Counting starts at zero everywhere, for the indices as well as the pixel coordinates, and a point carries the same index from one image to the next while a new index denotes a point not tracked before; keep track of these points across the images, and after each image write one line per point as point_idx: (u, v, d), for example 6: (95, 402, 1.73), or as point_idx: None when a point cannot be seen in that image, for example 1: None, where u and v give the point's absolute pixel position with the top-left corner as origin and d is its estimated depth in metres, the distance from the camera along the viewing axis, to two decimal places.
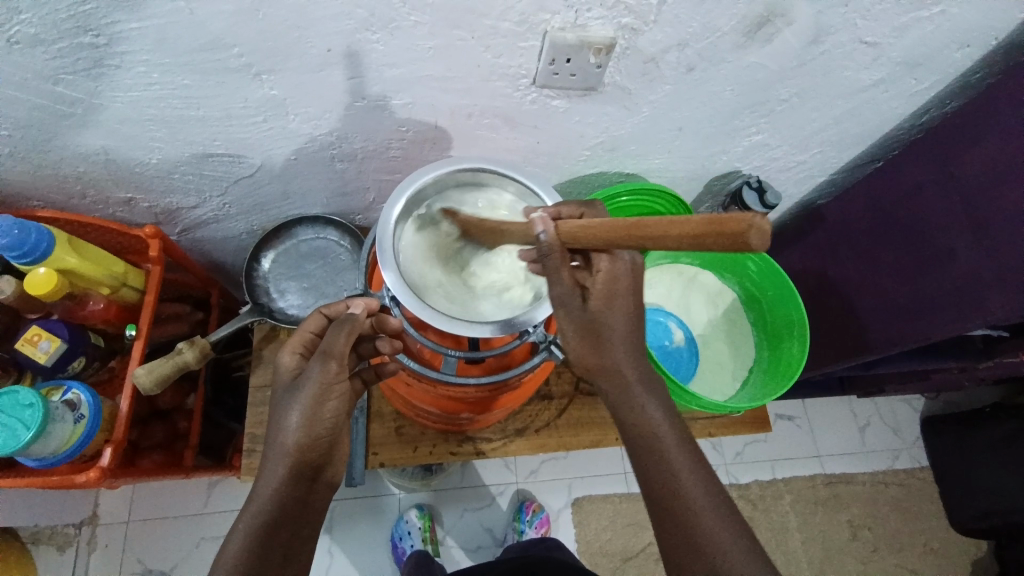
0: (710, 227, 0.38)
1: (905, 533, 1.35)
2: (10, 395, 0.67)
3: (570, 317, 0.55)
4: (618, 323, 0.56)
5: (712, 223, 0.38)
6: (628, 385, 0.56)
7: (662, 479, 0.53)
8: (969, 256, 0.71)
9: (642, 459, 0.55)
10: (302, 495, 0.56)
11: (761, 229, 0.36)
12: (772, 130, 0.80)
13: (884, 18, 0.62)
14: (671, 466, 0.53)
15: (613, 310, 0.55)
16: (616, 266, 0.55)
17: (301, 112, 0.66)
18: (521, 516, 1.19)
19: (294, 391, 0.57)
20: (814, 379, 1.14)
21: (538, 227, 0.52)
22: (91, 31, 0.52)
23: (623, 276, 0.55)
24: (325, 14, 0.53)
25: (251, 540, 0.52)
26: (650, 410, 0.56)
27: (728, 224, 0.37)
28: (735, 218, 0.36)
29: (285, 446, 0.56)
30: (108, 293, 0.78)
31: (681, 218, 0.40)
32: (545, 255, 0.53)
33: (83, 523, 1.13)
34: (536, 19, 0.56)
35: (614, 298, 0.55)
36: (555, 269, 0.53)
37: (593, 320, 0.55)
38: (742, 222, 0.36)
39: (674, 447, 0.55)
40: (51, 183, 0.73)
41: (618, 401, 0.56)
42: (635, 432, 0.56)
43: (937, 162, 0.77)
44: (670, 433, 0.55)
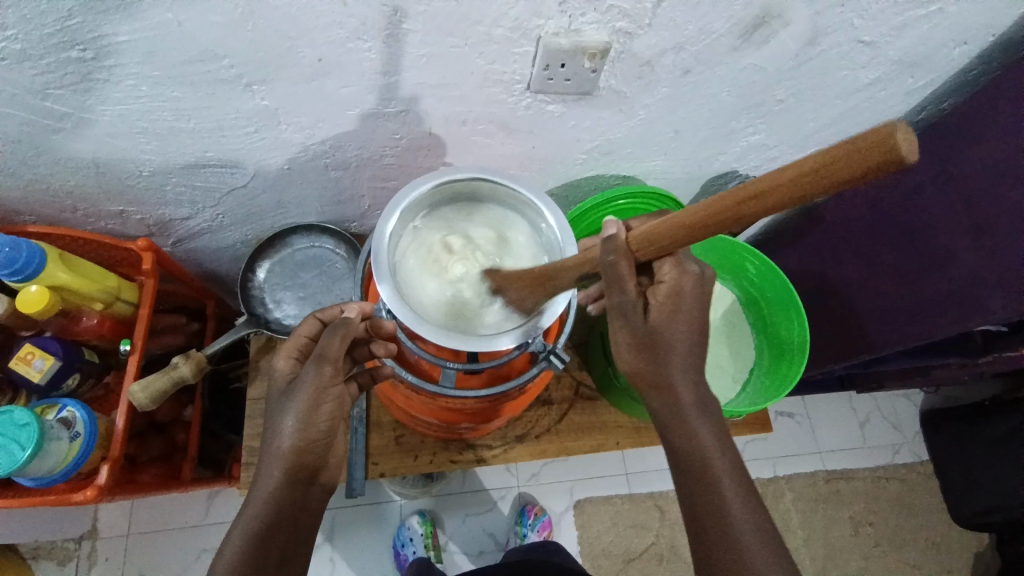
0: (833, 161, 0.34)
1: (907, 528, 1.35)
2: (5, 414, 0.67)
3: (629, 328, 0.53)
4: (677, 338, 0.54)
5: (836, 149, 0.34)
6: (680, 405, 0.54)
7: (709, 507, 0.52)
8: (969, 257, 0.71)
9: (689, 483, 0.54)
10: (298, 498, 0.56)
11: (905, 135, 0.32)
12: (769, 131, 0.79)
13: (881, 17, 0.61)
14: (719, 495, 0.52)
15: (674, 323, 0.54)
16: (684, 279, 0.54)
17: (294, 122, 0.65)
18: (523, 521, 1.19)
19: (288, 395, 0.57)
20: (815, 378, 1.13)
21: (610, 230, 0.51)
22: (78, 45, 0.51)
23: (688, 290, 0.54)
24: (317, 23, 0.52)
25: (247, 544, 0.52)
26: (699, 432, 0.54)
27: (859, 145, 0.33)
28: (870, 134, 0.33)
29: (280, 449, 0.56)
30: (102, 308, 0.77)
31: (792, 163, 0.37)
32: (607, 261, 0.50)
33: (83, 537, 1.13)
34: (530, 25, 0.55)
35: (676, 311, 0.53)
36: (617, 278, 0.51)
37: (651, 333, 0.53)
38: (881, 135, 0.32)
39: (725, 474, 0.53)
40: (42, 197, 0.72)
41: (667, 422, 0.55)
42: (686, 457, 0.54)
43: (936, 162, 0.76)
44: (720, 458, 0.53)
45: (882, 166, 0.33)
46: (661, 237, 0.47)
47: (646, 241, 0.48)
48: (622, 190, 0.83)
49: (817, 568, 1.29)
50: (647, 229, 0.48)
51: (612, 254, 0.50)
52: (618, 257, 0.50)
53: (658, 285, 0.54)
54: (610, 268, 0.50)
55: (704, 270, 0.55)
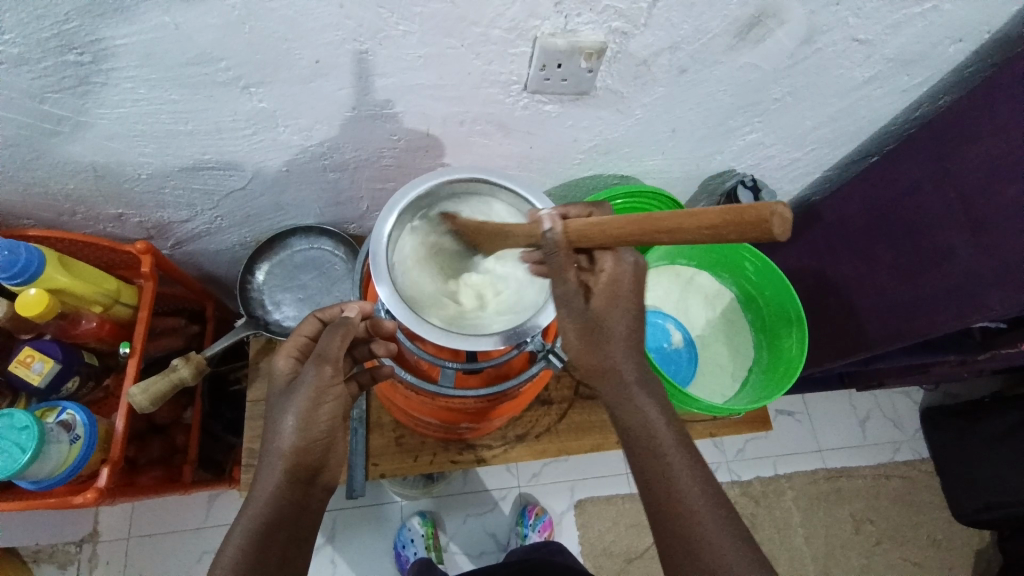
0: (729, 216, 0.39)
1: (908, 526, 1.35)
2: (5, 418, 0.67)
3: (572, 316, 0.53)
4: (619, 325, 0.54)
5: (732, 211, 0.39)
6: (626, 387, 0.54)
7: (663, 486, 0.52)
8: (968, 254, 0.71)
9: (641, 463, 0.53)
10: (298, 498, 0.56)
11: (782, 218, 0.37)
12: (766, 130, 0.80)
13: (877, 15, 0.61)
14: (672, 474, 0.52)
15: (615, 312, 0.53)
16: (623, 269, 0.53)
17: (292, 124, 0.65)
18: (524, 521, 1.19)
19: (289, 395, 0.57)
20: (814, 375, 1.13)
21: (546, 223, 0.52)
22: (76, 49, 0.51)
23: (627, 280, 0.53)
24: (314, 25, 0.52)
25: (248, 543, 0.52)
26: (646, 409, 0.54)
27: (749, 213, 0.38)
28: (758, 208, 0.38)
29: (281, 448, 0.56)
30: (101, 310, 0.77)
31: (698, 210, 0.41)
32: (550, 253, 0.52)
33: (84, 540, 1.13)
34: (527, 25, 0.55)
35: (617, 300, 0.53)
36: (560, 267, 0.52)
37: (593, 320, 0.53)
38: (765, 212, 0.37)
39: (675, 451, 0.53)
40: (40, 201, 0.72)
41: (615, 403, 0.54)
42: (636, 437, 0.54)
43: (934, 159, 0.77)
44: (669, 436, 0.53)
45: (760, 236, 0.38)
46: (589, 236, 0.49)
47: (581, 236, 0.50)
48: (620, 189, 0.84)
49: (819, 566, 1.30)
50: (581, 223, 0.50)
51: (552, 245, 0.51)
52: (557, 248, 0.51)
53: (598, 275, 0.53)
54: (552, 257, 0.52)
55: (642, 258, 0.54)
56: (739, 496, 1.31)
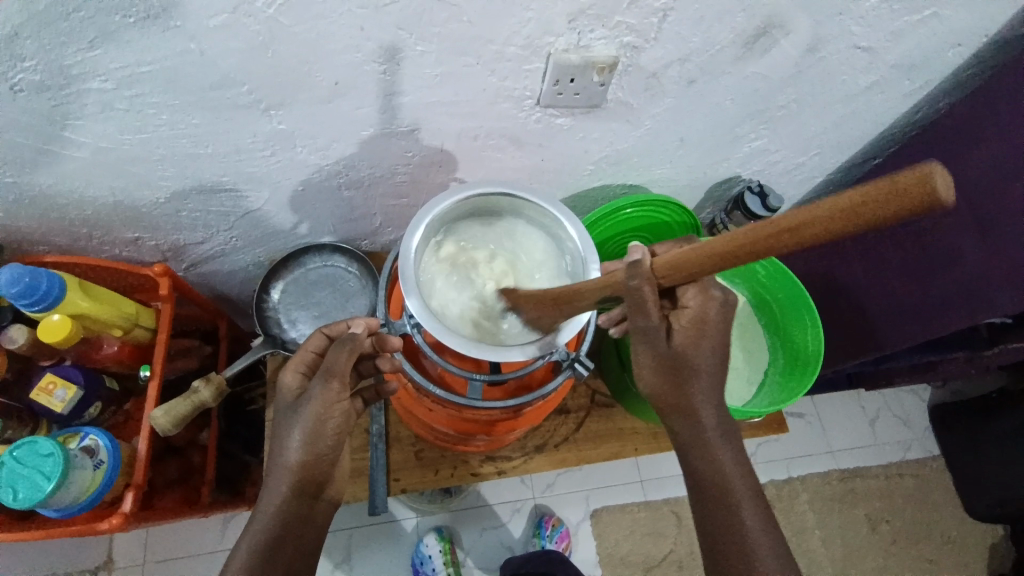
0: (877, 192, 0.33)
1: (922, 525, 1.35)
2: (28, 445, 0.66)
3: (653, 351, 0.55)
4: (703, 363, 0.56)
5: (880, 185, 0.33)
6: (702, 429, 0.57)
7: (724, 527, 0.55)
8: (975, 259, 0.72)
9: (707, 502, 0.56)
10: (304, 513, 0.57)
11: (944, 180, 0.32)
12: (771, 136, 0.81)
13: (878, 23, 0.63)
14: (737, 516, 0.55)
15: (699, 350, 0.55)
16: (708, 306, 0.56)
17: (309, 144, 0.66)
18: (541, 532, 1.18)
19: (295, 410, 0.58)
20: (825, 376, 1.14)
21: (635, 254, 0.50)
22: (100, 76, 0.52)
23: (711, 317, 0.56)
24: (335, 48, 0.53)
25: (254, 556, 0.53)
26: (722, 458, 0.57)
27: (902, 183, 0.33)
28: (906, 176, 0.33)
29: (287, 464, 0.57)
30: (121, 334, 0.77)
31: (833, 196, 0.36)
32: (631, 294, 0.50)
33: (98, 567, 1.11)
34: (541, 42, 0.57)
35: (701, 338, 0.55)
36: (639, 305, 0.51)
37: (676, 357, 0.55)
38: (922, 176, 0.32)
39: (745, 497, 0.56)
40: (58, 227, 0.73)
41: (689, 445, 0.57)
42: (704, 479, 0.57)
43: (940, 163, 0.78)
44: (741, 484, 0.56)
45: (923, 205, 0.32)
46: (687, 264, 0.45)
47: (672, 268, 0.47)
48: (630, 199, 0.85)
49: (837, 568, 1.29)
50: (673, 253, 0.47)
51: (638, 278, 0.49)
52: (641, 282, 0.49)
53: (682, 310, 0.56)
54: (636, 295, 0.50)
55: (729, 297, 0.57)
56: None
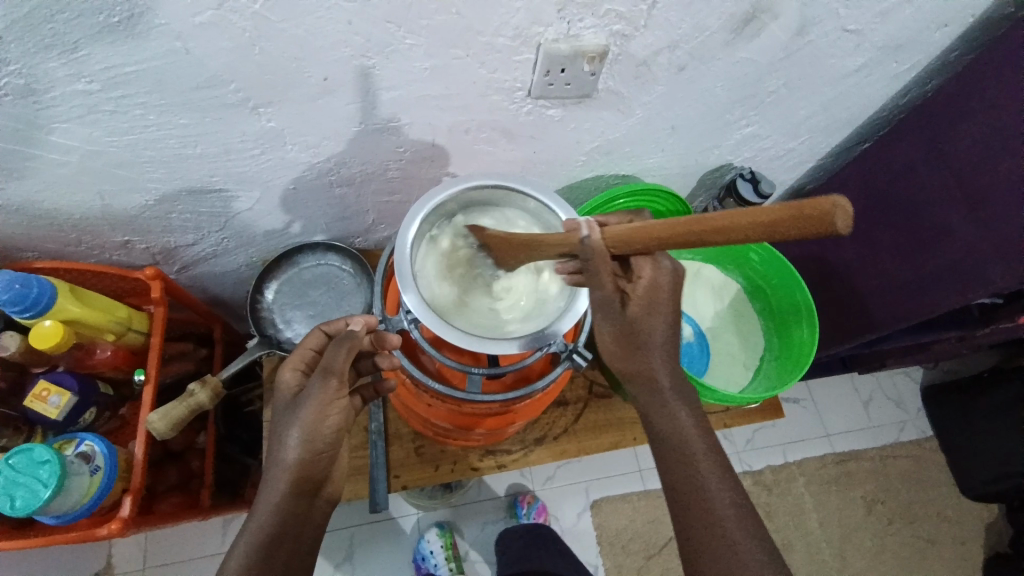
0: (792, 209, 0.42)
1: (917, 504, 1.37)
2: (24, 453, 0.66)
3: (608, 321, 0.55)
4: (657, 330, 0.56)
5: (794, 205, 0.42)
6: (660, 393, 0.57)
7: (688, 488, 0.54)
8: (966, 230, 0.73)
9: (669, 465, 0.56)
10: (301, 511, 0.56)
11: (844, 212, 0.41)
12: (762, 122, 0.81)
13: (866, 7, 0.64)
14: (699, 476, 0.54)
15: (653, 318, 0.56)
16: (660, 274, 0.56)
17: (300, 141, 0.66)
18: (517, 511, 1.20)
19: (294, 409, 0.57)
20: (819, 361, 1.15)
21: (582, 231, 0.52)
22: (84, 77, 0.51)
23: (664, 286, 0.56)
24: (323, 44, 0.53)
25: (253, 555, 0.53)
26: (682, 421, 0.56)
27: (810, 206, 0.41)
28: (817, 201, 0.41)
29: (285, 462, 0.56)
30: (114, 339, 0.76)
31: (756, 207, 0.44)
32: (586, 260, 0.52)
33: (97, 575, 1.11)
34: (531, 32, 0.56)
35: (655, 306, 0.56)
36: (596, 272, 0.52)
37: (631, 325, 0.55)
38: (828, 205, 0.41)
39: (704, 457, 0.55)
40: (47, 232, 0.72)
41: (648, 407, 0.57)
42: (665, 442, 0.56)
43: (927, 143, 0.79)
44: (701, 445, 0.56)
45: (820, 230, 0.42)
46: (631, 240, 0.50)
47: (620, 240, 0.51)
48: (623, 189, 0.84)
49: (835, 550, 1.31)
50: (622, 228, 0.51)
51: (591, 254, 0.52)
52: (593, 255, 0.52)
53: (636, 282, 0.56)
54: (590, 265, 0.52)
55: (680, 265, 0.57)
56: (752, 486, 1.32)
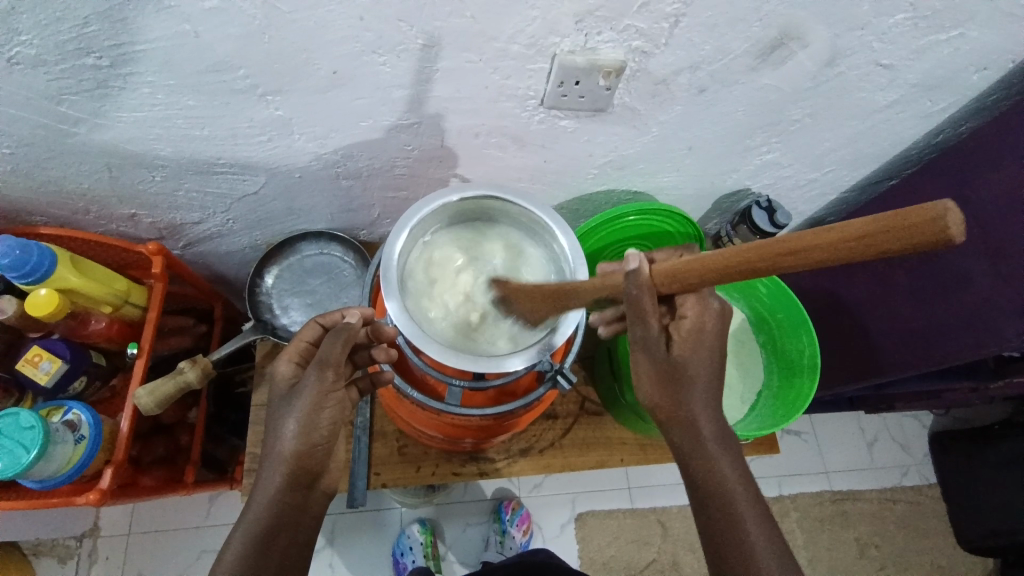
0: (887, 222, 0.36)
1: (913, 551, 1.33)
2: (10, 417, 0.67)
3: (651, 360, 0.54)
4: (700, 370, 0.55)
5: (891, 218, 0.36)
6: (701, 439, 0.55)
7: (729, 536, 0.52)
8: (984, 282, 0.70)
9: (709, 512, 0.53)
10: (298, 503, 0.56)
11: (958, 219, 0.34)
12: (783, 149, 0.79)
13: (902, 41, 0.61)
14: (739, 525, 0.52)
15: (697, 358, 0.55)
16: (705, 315, 0.56)
17: (307, 132, 0.65)
18: (502, 517, 1.19)
19: (290, 400, 0.57)
20: (824, 398, 1.12)
21: (632, 263, 0.51)
22: (93, 53, 0.51)
23: (709, 328, 0.56)
24: (333, 38, 0.52)
25: (247, 546, 0.52)
26: (722, 467, 0.54)
27: (914, 215, 0.35)
28: (920, 208, 0.34)
29: (282, 453, 0.55)
30: (110, 311, 0.77)
31: (837, 224, 0.38)
32: (632, 298, 0.51)
33: (84, 535, 1.13)
34: (546, 42, 0.55)
35: (699, 346, 0.55)
36: (641, 313, 0.51)
37: (676, 365, 0.55)
38: (935, 213, 0.34)
39: (745, 502, 0.53)
40: (55, 200, 0.73)
41: (687, 452, 0.55)
42: (703, 487, 0.54)
43: (952, 186, 0.76)
44: (741, 488, 0.54)
45: (928, 242, 0.34)
46: (689, 273, 0.47)
47: (670, 276, 0.49)
48: (633, 206, 0.82)
49: None
50: (674, 263, 0.49)
51: (641, 292, 0.50)
52: (642, 292, 0.50)
53: (681, 320, 0.55)
54: (633, 303, 0.51)
55: (725, 304, 0.57)
56: None
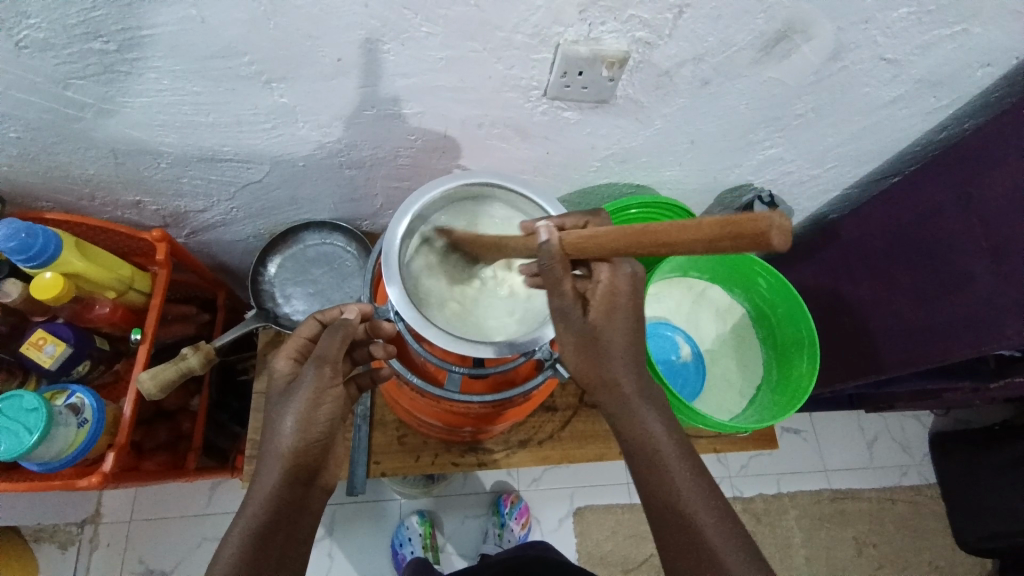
0: (727, 228, 0.38)
1: (910, 551, 1.33)
2: (14, 398, 0.68)
3: (570, 329, 0.54)
4: (617, 336, 0.55)
5: (728, 225, 0.37)
6: (627, 401, 0.55)
7: (661, 494, 0.53)
8: (988, 281, 0.69)
9: (642, 472, 0.55)
10: (296, 499, 0.56)
11: (783, 230, 0.35)
12: (787, 145, 0.79)
13: (906, 36, 0.61)
14: (672, 485, 0.53)
15: (613, 325, 0.55)
16: (618, 279, 0.54)
17: (311, 120, 0.65)
18: (501, 510, 1.19)
19: (288, 396, 0.57)
20: (824, 396, 1.12)
21: (542, 235, 0.51)
22: (100, 37, 0.51)
23: (622, 290, 0.54)
24: (339, 23, 0.52)
25: (246, 543, 0.52)
26: (650, 426, 0.55)
27: (744, 226, 0.37)
28: (755, 219, 0.36)
29: (280, 449, 0.56)
30: (114, 296, 0.78)
31: (693, 222, 0.40)
32: (545, 267, 0.51)
33: (85, 521, 1.14)
34: (550, 32, 0.55)
35: (616, 310, 0.55)
36: (555, 280, 0.52)
37: (593, 332, 0.54)
38: (762, 226, 0.36)
39: (675, 458, 0.54)
40: (61, 185, 0.73)
41: (615, 415, 0.56)
42: (637, 451, 0.55)
43: (955, 183, 0.75)
44: (671, 447, 0.55)
45: (758, 248, 0.37)
46: (584, 246, 0.48)
47: (574, 251, 0.49)
48: (635, 199, 0.83)
49: None
50: (578, 236, 0.49)
51: (551, 258, 0.51)
52: (552, 262, 0.51)
53: (594, 286, 0.54)
54: (548, 270, 0.51)
55: (640, 266, 0.56)
56: (741, 512, 1.30)
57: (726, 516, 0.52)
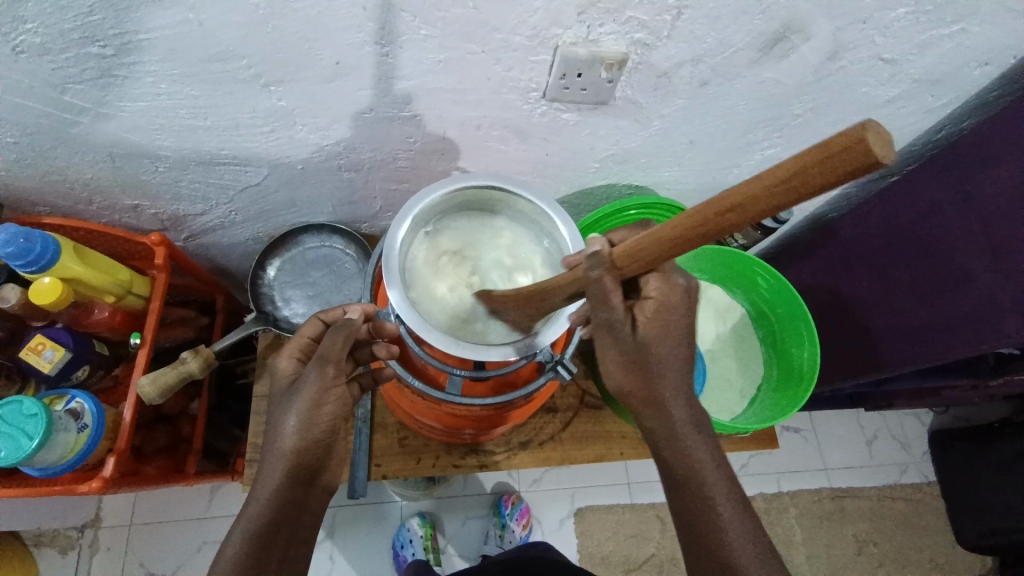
0: (811, 157, 0.34)
1: (911, 549, 1.33)
2: (13, 404, 0.68)
3: (617, 343, 0.53)
4: (666, 355, 0.53)
5: (812, 152, 0.34)
6: (673, 423, 0.53)
7: (701, 521, 0.52)
8: (986, 279, 0.69)
9: (684, 497, 0.53)
10: (299, 499, 0.56)
11: (881, 133, 0.31)
12: (785, 145, 0.79)
13: (904, 35, 0.61)
14: (714, 512, 0.52)
15: (664, 340, 0.53)
16: (671, 293, 0.53)
17: (310, 123, 0.65)
18: (501, 511, 1.19)
19: (290, 396, 0.57)
20: (823, 394, 1.12)
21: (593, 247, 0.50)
22: (98, 41, 0.51)
23: (674, 307, 0.53)
24: (338, 26, 0.52)
25: (249, 543, 0.52)
26: (696, 452, 0.53)
27: (836, 143, 0.33)
28: (842, 135, 0.32)
29: (282, 449, 0.55)
30: (113, 301, 0.78)
31: (769, 169, 0.36)
32: (594, 279, 0.50)
33: (85, 526, 1.13)
34: (548, 34, 0.55)
35: (668, 326, 0.53)
36: (603, 293, 0.51)
37: (641, 348, 0.53)
38: (855, 136, 0.32)
39: (720, 487, 0.52)
40: (58, 190, 0.73)
41: (660, 439, 0.54)
42: (678, 475, 0.53)
43: (954, 181, 0.75)
44: (716, 477, 0.53)
45: (858, 164, 0.32)
46: (641, 248, 0.46)
47: (628, 257, 0.47)
48: (633, 200, 0.83)
49: None
50: (629, 243, 0.47)
51: (599, 267, 0.49)
52: (602, 270, 0.49)
53: (645, 300, 0.53)
54: (597, 285, 0.50)
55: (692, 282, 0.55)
56: None
57: (767, 551, 0.51)
